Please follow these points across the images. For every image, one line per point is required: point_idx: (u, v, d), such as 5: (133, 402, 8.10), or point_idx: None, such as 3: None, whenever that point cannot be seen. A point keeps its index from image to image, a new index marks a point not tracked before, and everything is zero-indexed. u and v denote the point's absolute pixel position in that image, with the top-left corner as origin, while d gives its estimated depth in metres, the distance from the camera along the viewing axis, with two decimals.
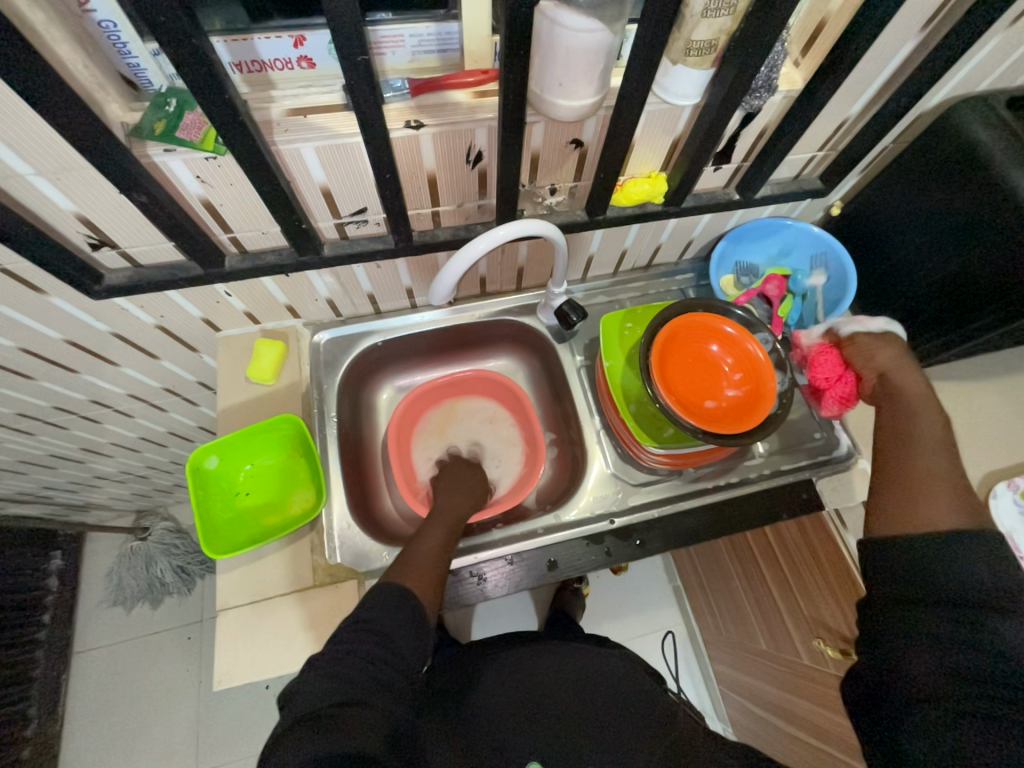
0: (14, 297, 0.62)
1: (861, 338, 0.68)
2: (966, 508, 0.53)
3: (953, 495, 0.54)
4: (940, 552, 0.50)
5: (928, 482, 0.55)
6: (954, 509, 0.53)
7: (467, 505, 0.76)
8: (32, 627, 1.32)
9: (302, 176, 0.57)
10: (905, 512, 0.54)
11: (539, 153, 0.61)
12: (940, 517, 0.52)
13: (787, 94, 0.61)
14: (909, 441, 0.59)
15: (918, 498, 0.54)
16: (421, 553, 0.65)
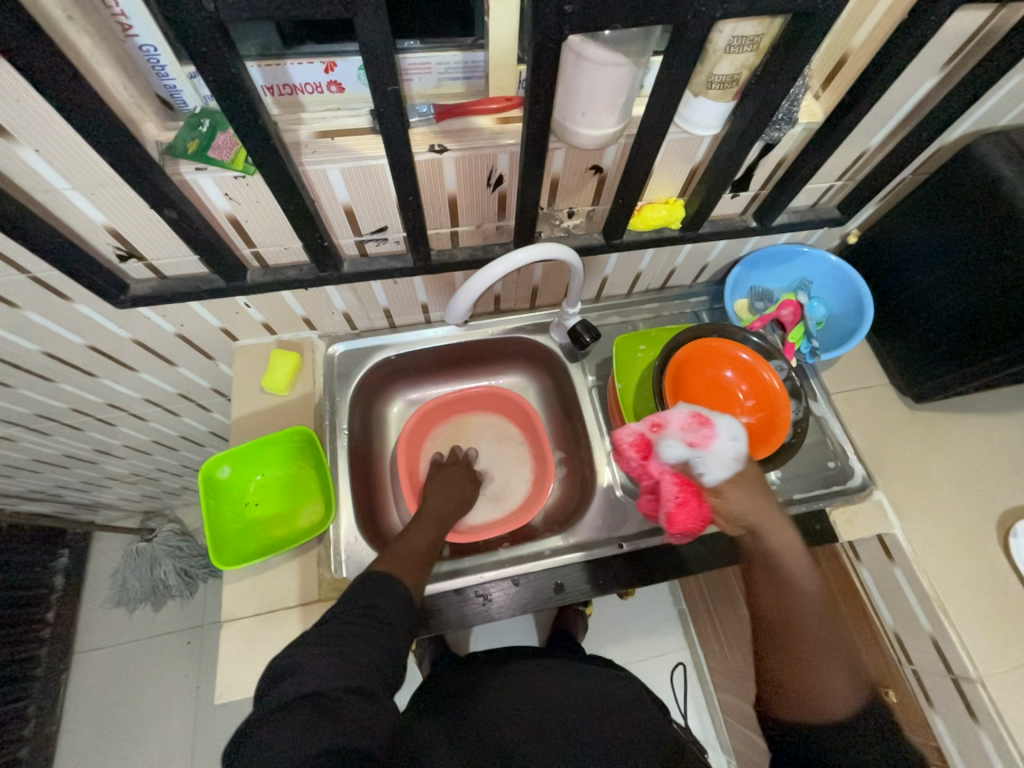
0: (42, 303, 0.64)
1: (726, 483, 0.60)
2: (855, 680, 0.51)
3: (841, 671, 0.51)
4: (855, 742, 0.47)
5: (816, 664, 0.51)
6: (846, 689, 0.50)
7: (451, 502, 0.79)
8: (35, 625, 1.33)
9: (327, 195, 0.58)
10: (801, 700, 0.50)
11: (558, 178, 0.62)
12: (839, 703, 0.49)
13: (807, 126, 0.61)
14: (790, 606, 0.54)
15: (814, 682, 0.50)
16: (411, 544, 0.68)
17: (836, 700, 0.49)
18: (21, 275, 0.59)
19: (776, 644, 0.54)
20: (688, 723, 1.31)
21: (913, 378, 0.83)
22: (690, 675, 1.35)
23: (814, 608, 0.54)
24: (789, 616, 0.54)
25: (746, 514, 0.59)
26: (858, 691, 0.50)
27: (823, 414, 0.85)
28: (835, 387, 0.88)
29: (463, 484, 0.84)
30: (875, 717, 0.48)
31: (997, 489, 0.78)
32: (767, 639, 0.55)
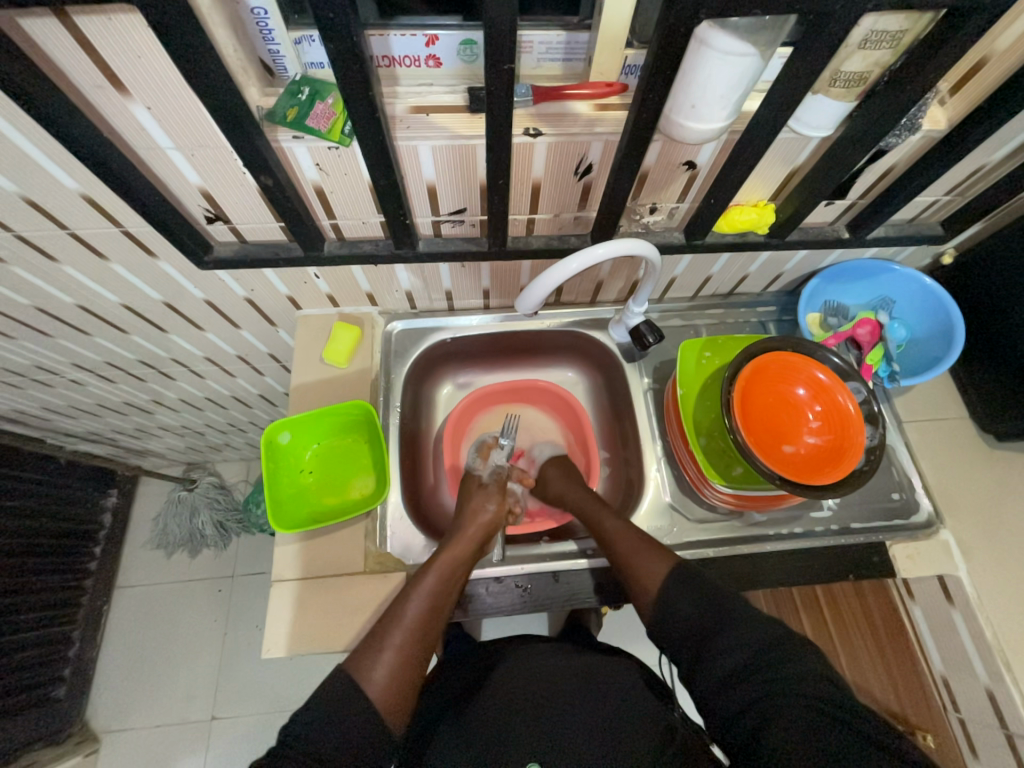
0: (129, 258, 0.67)
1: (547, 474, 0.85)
2: (660, 549, 0.63)
3: (648, 549, 0.63)
4: (680, 596, 0.57)
5: (631, 556, 0.63)
6: (654, 559, 0.61)
7: (472, 538, 0.69)
8: (84, 556, 1.42)
9: (413, 172, 0.57)
10: (646, 585, 0.60)
11: (648, 171, 0.59)
12: (649, 574, 0.60)
13: (927, 134, 0.56)
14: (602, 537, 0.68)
15: (641, 567, 0.61)
16: (404, 623, 0.58)
17: (648, 575, 0.60)
18: (115, 227, 0.61)
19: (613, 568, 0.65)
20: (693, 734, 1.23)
21: (998, 414, 0.77)
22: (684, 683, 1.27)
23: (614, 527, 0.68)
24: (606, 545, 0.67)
25: (565, 492, 0.79)
26: (661, 554, 0.62)
27: (893, 443, 0.81)
28: (906, 415, 0.83)
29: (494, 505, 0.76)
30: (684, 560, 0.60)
31: None
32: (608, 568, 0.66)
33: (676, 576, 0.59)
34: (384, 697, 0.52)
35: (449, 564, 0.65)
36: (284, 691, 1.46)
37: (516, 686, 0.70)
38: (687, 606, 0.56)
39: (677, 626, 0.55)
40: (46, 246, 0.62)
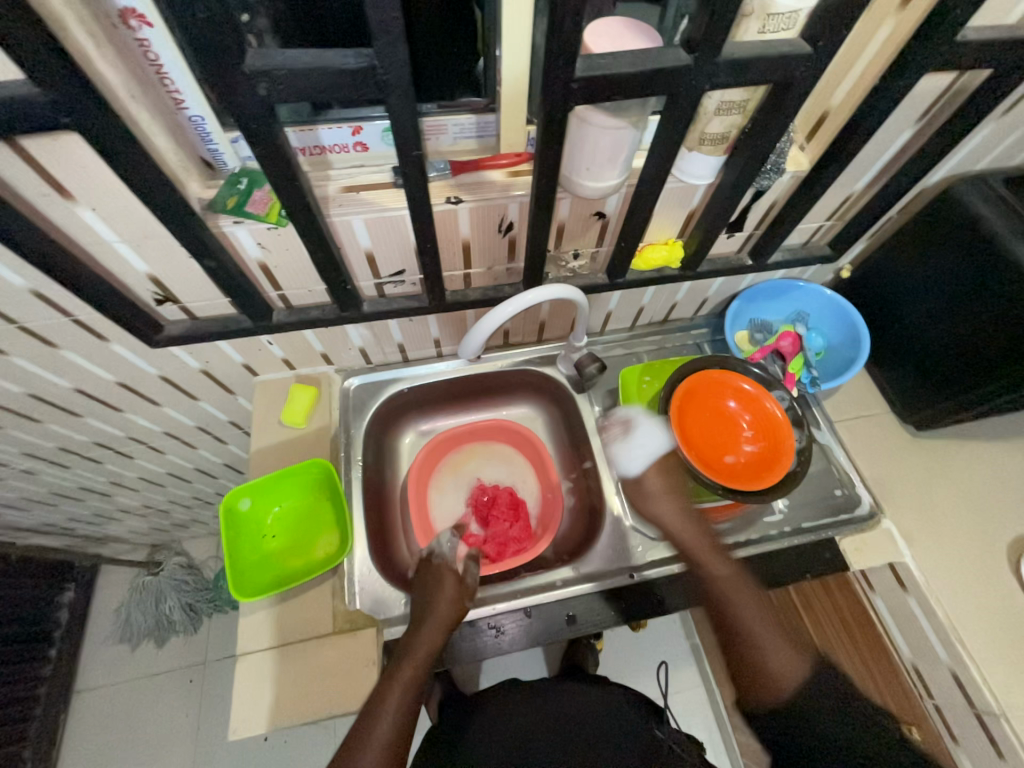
0: (80, 343, 0.68)
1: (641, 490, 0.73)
2: (799, 650, 0.60)
3: (778, 644, 0.60)
4: (817, 700, 0.55)
5: (760, 647, 0.60)
6: (801, 653, 0.59)
7: (441, 623, 0.65)
8: (36, 662, 1.32)
9: (350, 243, 0.62)
10: (756, 677, 0.59)
11: (564, 223, 0.66)
12: (769, 663, 0.59)
13: (795, 173, 0.66)
14: (729, 608, 0.65)
15: (773, 665, 0.58)
16: (386, 716, 0.58)
17: (785, 678, 0.57)
18: (64, 317, 0.63)
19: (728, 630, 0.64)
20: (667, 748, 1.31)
21: (913, 405, 0.85)
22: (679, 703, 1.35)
23: (746, 600, 0.65)
24: (742, 629, 0.62)
25: (670, 522, 0.71)
26: (795, 653, 0.59)
27: (827, 442, 0.86)
28: (837, 415, 0.89)
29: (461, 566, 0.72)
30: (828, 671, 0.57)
31: (1008, 515, 0.78)
32: (717, 638, 0.65)
33: (819, 686, 0.56)
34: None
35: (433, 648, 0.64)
36: None
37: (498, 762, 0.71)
38: (833, 726, 0.53)
39: (801, 726, 0.55)
40: None
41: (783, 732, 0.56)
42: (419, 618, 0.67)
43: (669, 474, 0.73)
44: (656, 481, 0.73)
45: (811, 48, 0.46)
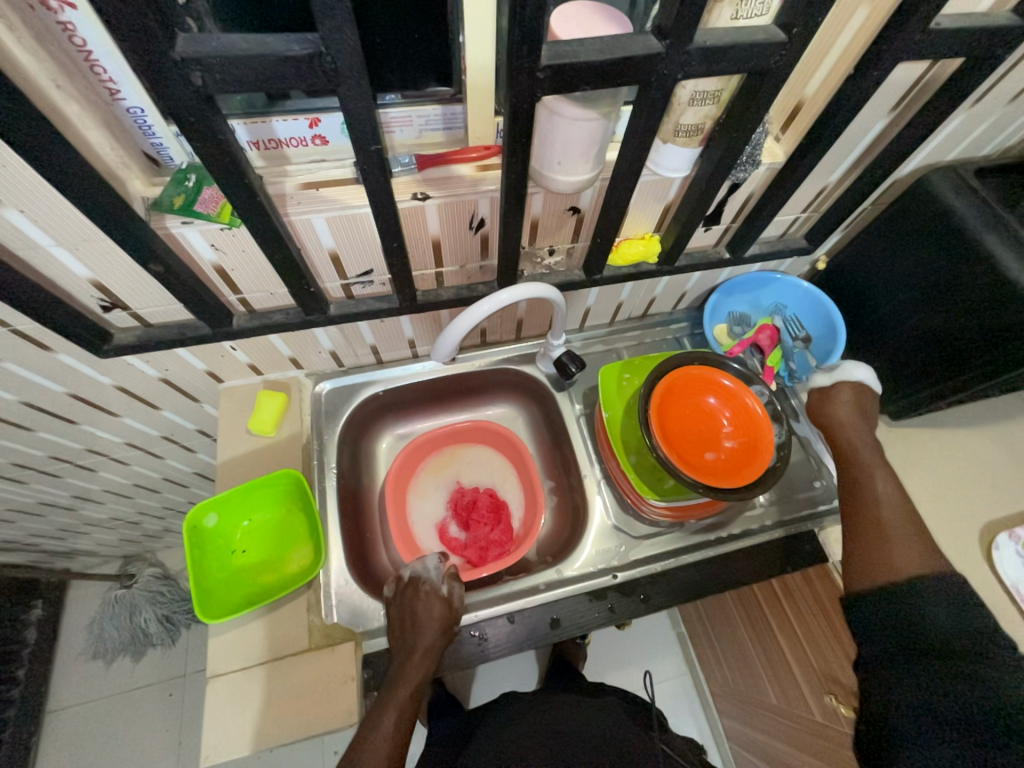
0: (22, 355, 0.64)
1: (831, 407, 0.72)
2: (928, 558, 0.59)
3: (916, 544, 0.60)
4: (939, 592, 0.55)
5: (891, 539, 0.61)
6: (914, 554, 0.59)
7: (431, 654, 0.64)
8: (3, 684, 1.26)
9: (312, 243, 0.59)
10: (876, 562, 0.60)
11: (538, 219, 0.64)
12: (881, 544, 0.60)
13: (770, 165, 0.65)
14: (865, 500, 0.65)
15: (886, 550, 0.60)
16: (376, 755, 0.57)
17: (897, 566, 0.58)
18: (1, 328, 0.58)
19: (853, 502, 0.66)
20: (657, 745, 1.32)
21: (888, 395, 0.85)
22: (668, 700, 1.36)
23: (887, 503, 0.64)
24: (870, 523, 0.63)
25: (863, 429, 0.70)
26: (926, 556, 0.59)
27: (805, 434, 0.87)
28: None
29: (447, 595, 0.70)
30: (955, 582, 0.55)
31: (981, 501, 0.79)
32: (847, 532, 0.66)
33: (932, 586, 0.55)
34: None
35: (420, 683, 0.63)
36: None
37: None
38: (941, 616, 0.53)
39: (910, 616, 0.54)
40: None
41: (879, 608, 0.57)
42: (405, 651, 0.65)
43: (863, 398, 0.72)
44: (848, 398, 0.72)
45: (785, 35, 0.44)
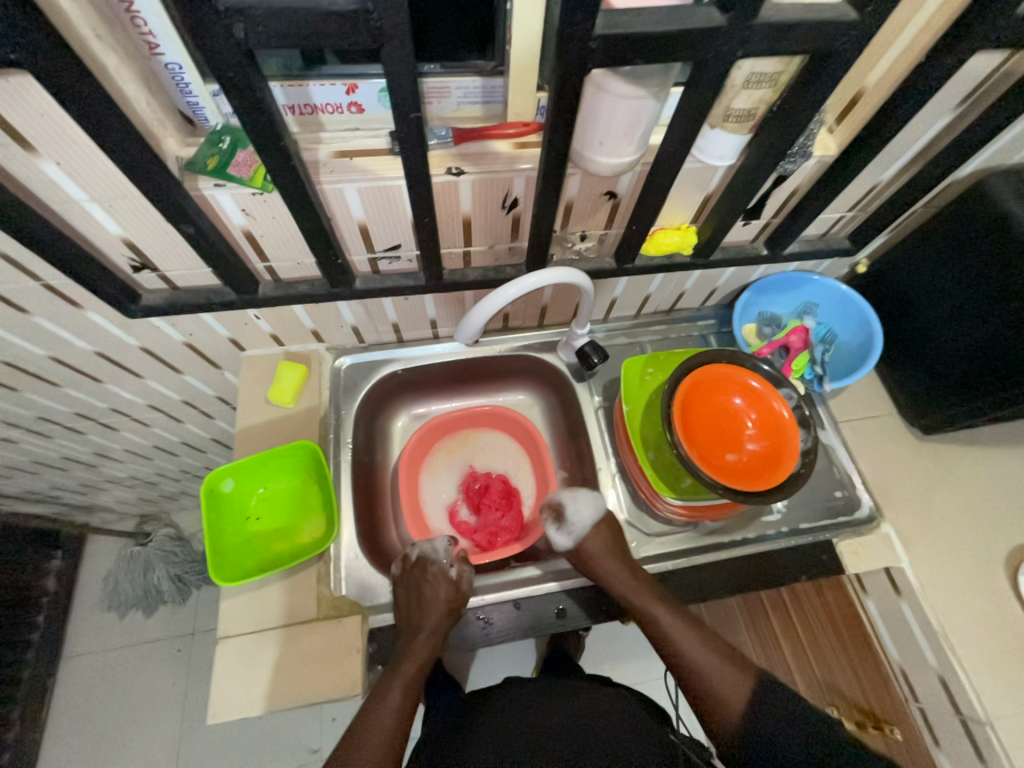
0: (53, 310, 0.64)
1: (582, 538, 0.72)
2: (743, 674, 0.63)
3: (716, 656, 0.64)
4: (775, 707, 0.59)
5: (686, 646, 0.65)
6: (741, 676, 0.62)
7: (436, 635, 0.65)
8: (23, 628, 1.32)
9: (342, 213, 0.58)
10: (719, 697, 0.62)
11: (572, 201, 0.62)
12: (731, 711, 0.60)
13: (821, 159, 0.62)
14: (654, 629, 0.67)
15: (731, 677, 0.62)
16: (379, 731, 0.58)
17: (733, 701, 0.61)
18: (33, 282, 0.59)
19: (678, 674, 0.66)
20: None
21: (922, 408, 0.82)
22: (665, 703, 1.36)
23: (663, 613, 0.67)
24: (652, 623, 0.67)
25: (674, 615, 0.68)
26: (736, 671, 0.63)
27: (831, 442, 0.84)
28: (843, 415, 0.87)
29: (451, 578, 0.69)
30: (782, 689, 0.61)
31: (1011, 524, 0.76)
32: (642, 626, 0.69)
33: (770, 696, 0.60)
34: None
35: (424, 661, 0.64)
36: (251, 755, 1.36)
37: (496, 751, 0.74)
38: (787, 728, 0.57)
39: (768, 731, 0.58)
40: None
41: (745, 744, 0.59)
42: (408, 631, 0.66)
43: (616, 537, 0.72)
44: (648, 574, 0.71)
45: (857, 15, 0.41)
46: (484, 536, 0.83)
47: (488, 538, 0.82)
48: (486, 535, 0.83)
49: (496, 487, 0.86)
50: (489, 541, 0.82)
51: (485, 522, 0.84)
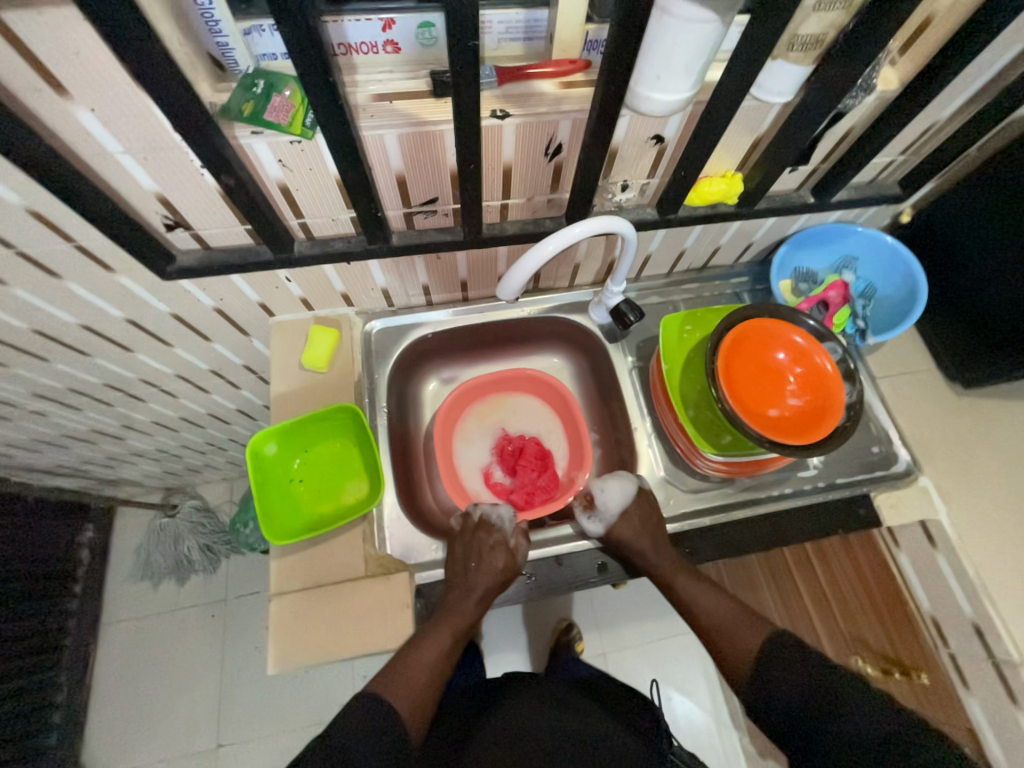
0: (84, 274, 0.63)
1: (614, 522, 0.70)
2: (762, 632, 0.60)
3: (739, 618, 0.63)
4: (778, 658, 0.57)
5: (718, 614, 0.63)
6: (749, 634, 0.61)
7: (487, 596, 0.66)
8: (63, 597, 1.37)
9: (380, 163, 0.55)
10: (736, 659, 0.60)
11: (617, 148, 0.59)
12: (738, 669, 0.59)
13: (881, 95, 0.58)
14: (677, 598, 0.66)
15: (744, 636, 0.61)
16: (418, 669, 0.60)
17: (744, 656, 0.59)
18: (65, 243, 0.57)
19: (703, 638, 0.64)
20: (670, 700, 1.38)
21: (964, 362, 0.80)
22: (683, 659, 1.42)
23: (684, 583, 0.66)
24: (672, 594, 0.67)
25: (693, 584, 0.66)
26: (755, 628, 0.61)
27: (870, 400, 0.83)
28: (882, 371, 0.85)
29: (504, 545, 0.69)
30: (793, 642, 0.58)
31: None
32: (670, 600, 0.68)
33: (772, 651, 0.58)
34: (409, 714, 0.57)
35: (468, 615, 0.65)
36: (290, 710, 1.43)
37: (519, 710, 0.78)
38: (789, 682, 0.55)
39: (775, 686, 0.55)
40: None
41: (760, 703, 0.56)
42: (456, 589, 0.67)
43: (640, 511, 0.70)
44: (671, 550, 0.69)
45: None
46: (519, 495, 0.82)
47: (523, 498, 0.82)
48: (521, 494, 0.82)
49: (532, 449, 0.85)
50: (524, 500, 0.82)
51: (519, 482, 0.83)
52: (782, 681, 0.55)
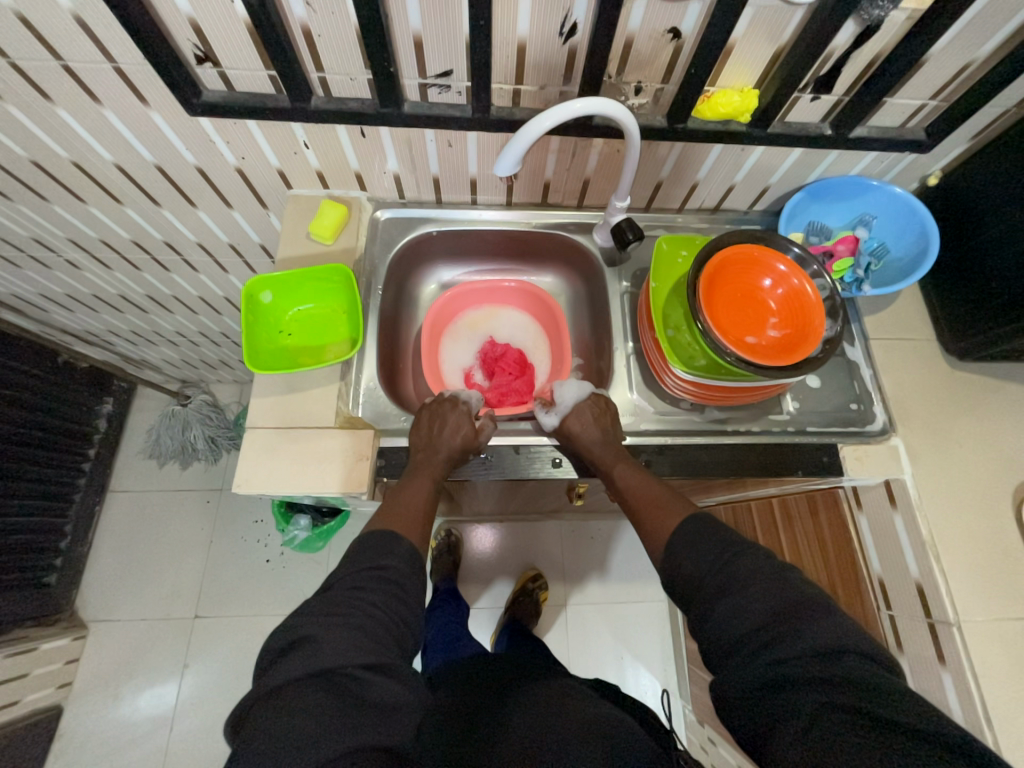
0: (122, 102, 0.68)
1: (568, 414, 0.74)
2: (679, 513, 0.63)
3: (664, 500, 0.65)
4: (688, 538, 0.59)
5: (645, 496, 0.66)
6: (669, 515, 0.63)
7: (452, 458, 0.70)
8: (77, 454, 1.48)
9: (399, 17, 0.58)
10: (655, 536, 0.63)
11: (633, 39, 0.60)
12: (657, 542, 0.62)
13: (911, 13, 0.57)
14: (614, 483, 0.69)
15: (664, 516, 0.63)
16: (395, 508, 0.66)
17: (661, 534, 0.62)
18: (107, 61, 0.62)
19: (634, 521, 0.67)
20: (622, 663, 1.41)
21: (962, 334, 0.78)
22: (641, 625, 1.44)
23: (621, 470, 0.69)
24: (609, 481, 0.70)
25: (629, 472, 0.69)
26: (675, 508, 0.64)
27: (856, 358, 0.83)
28: (880, 336, 0.83)
29: (467, 418, 0.73)
30: (704, 520, 0.60)
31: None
32: (610, 488, 0.71)
33: (686, 529, 0.60)
34: (421, 544, 0.64)
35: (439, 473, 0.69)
36: (263, 600, 1.52)
37: (494, 671, 0.81)
38: (695, 557, 0.57)
39: (686, 560, 0.58)
40: (39, 80, 0.65)
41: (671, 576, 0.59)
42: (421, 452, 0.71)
43: (594, 407, 0.74)
44: (615, 442, 0.72)
45: None
46: (494, 394, 0.86)
47: (498, 397, 0.85)
48: (496, 394, 0.86)
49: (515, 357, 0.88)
50: (498, 399, 0.85)
51: (496, 383, 0.87)
52: (697, 563, 0.57)
